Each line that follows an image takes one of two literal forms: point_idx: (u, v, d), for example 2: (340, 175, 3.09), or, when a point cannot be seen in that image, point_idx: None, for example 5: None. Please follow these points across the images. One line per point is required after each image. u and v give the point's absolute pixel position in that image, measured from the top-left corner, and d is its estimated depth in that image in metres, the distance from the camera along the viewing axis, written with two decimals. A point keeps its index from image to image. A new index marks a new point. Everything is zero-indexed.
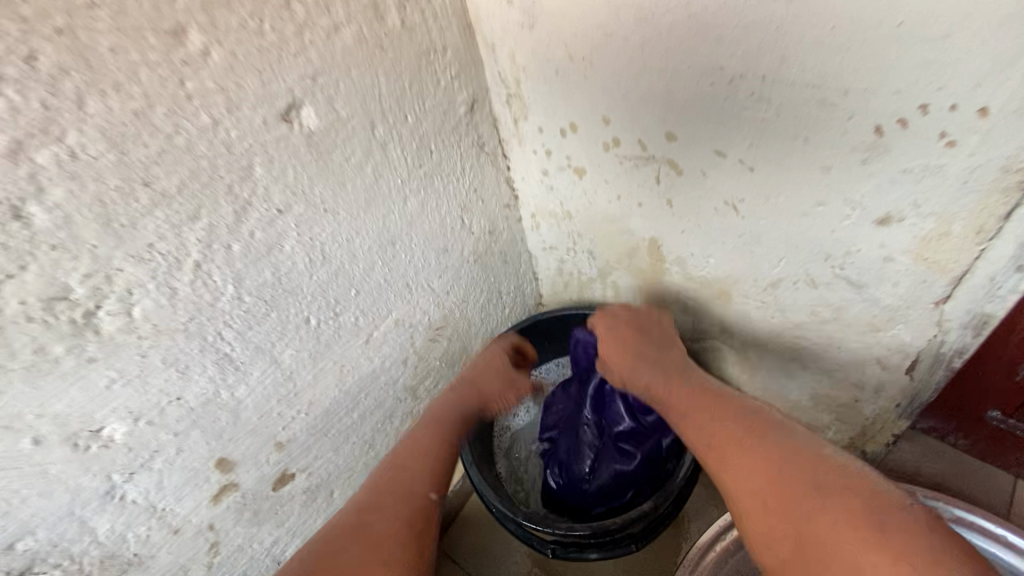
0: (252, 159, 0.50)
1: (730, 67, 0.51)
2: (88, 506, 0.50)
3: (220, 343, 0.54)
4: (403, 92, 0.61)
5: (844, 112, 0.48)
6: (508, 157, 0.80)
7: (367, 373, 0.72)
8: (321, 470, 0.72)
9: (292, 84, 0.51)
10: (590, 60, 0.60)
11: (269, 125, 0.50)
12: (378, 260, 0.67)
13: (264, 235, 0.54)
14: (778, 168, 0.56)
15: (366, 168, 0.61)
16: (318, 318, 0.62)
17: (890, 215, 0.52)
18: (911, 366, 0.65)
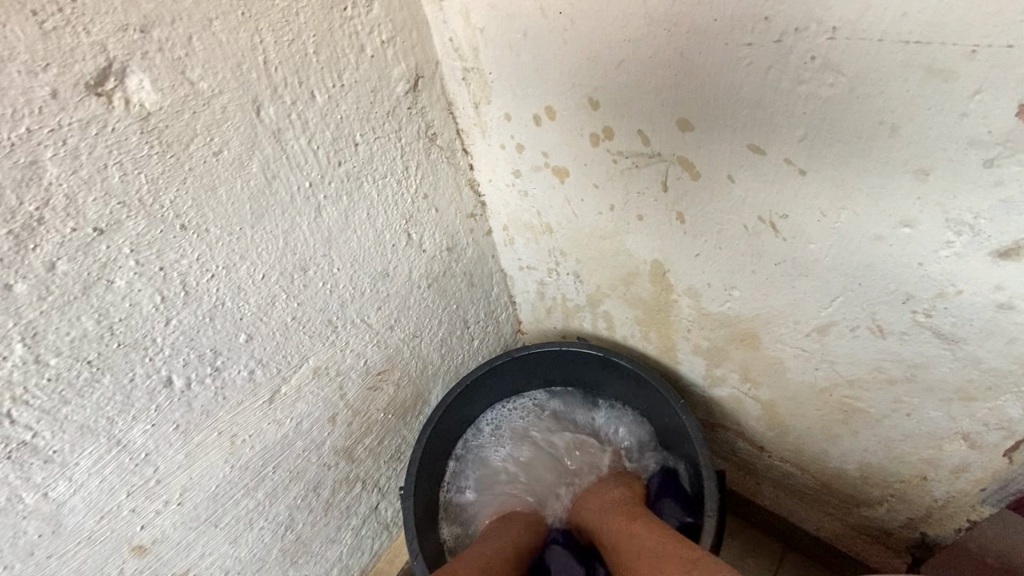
0: (37, 154, 0.32)
1: (781, 16, 0.33)
2: None
3: (11, 428, 0.36)
4: (306, 60, 0.43)
5: (966, 82, 0.30)
6: (469, 153, 0.62)
7: (275, 441, 0.54)
8: (213, 569, 0.54)
9: (105, 37, 0.33)
10: (571, 16, 0.42)
11: (65, 100, 0.32)
12: (281, 294, 0.49)
13: (76, 269, 0.36)
14: (842, 172, 0.38)
15: (251, 167, 0.43)
16: (185, 377, 0.44)
17: (1021, 245, 0.34)
18: (1014, 446, 0.47)
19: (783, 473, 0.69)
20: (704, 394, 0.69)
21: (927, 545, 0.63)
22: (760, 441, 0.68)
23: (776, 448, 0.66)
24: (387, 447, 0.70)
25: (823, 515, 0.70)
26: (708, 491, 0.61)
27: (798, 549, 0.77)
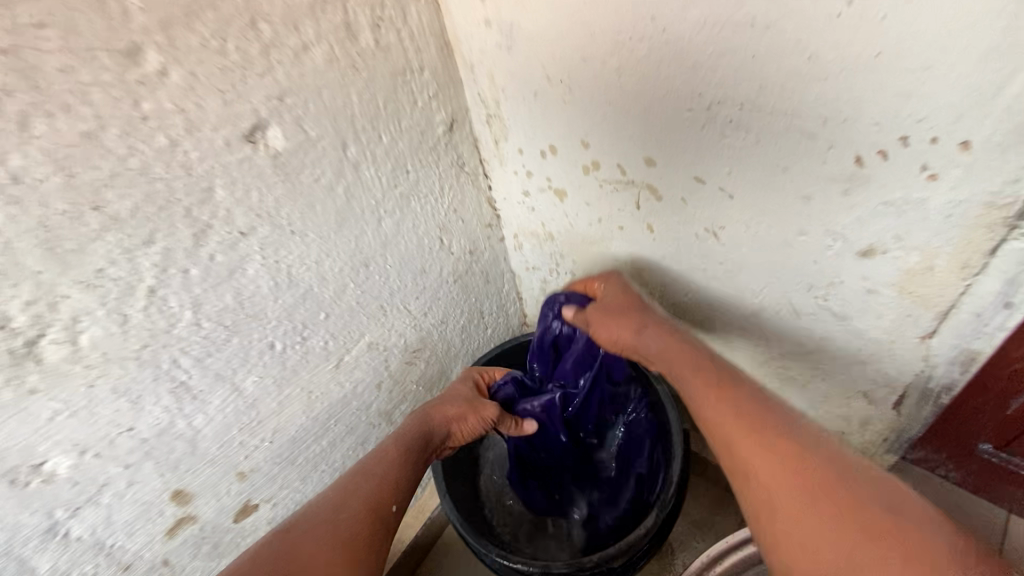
0: (213, 182, 0.49)
1: (708, 93, 0.50)
2: (28, 544, 0.47)
3: (176, 370, 0.52)
4: (377, 112, 0.60)
5: (822, 141, 0.47)
6: (489, 177, 0.79)
7: (338, 399, 0.70)
8: (287, 500, 0.69)
9: (258, 104, 0.50)
10: (569, 82, 0.59)
11: (232, 146, 0.49)
12: (350, 283, 0.65)
13: (226, 259, 0.52)
14: (757, 197, 0.55)
15: (337, 190, 0.59)
16: (283, 343, 0.60)
17: (874, 247, 0.51)
18: (899, 400, 0.63)
19: None
20: None
21: None
22: None
23: None
24: None
25: None
26: (677, 455, 0.73)
27: None
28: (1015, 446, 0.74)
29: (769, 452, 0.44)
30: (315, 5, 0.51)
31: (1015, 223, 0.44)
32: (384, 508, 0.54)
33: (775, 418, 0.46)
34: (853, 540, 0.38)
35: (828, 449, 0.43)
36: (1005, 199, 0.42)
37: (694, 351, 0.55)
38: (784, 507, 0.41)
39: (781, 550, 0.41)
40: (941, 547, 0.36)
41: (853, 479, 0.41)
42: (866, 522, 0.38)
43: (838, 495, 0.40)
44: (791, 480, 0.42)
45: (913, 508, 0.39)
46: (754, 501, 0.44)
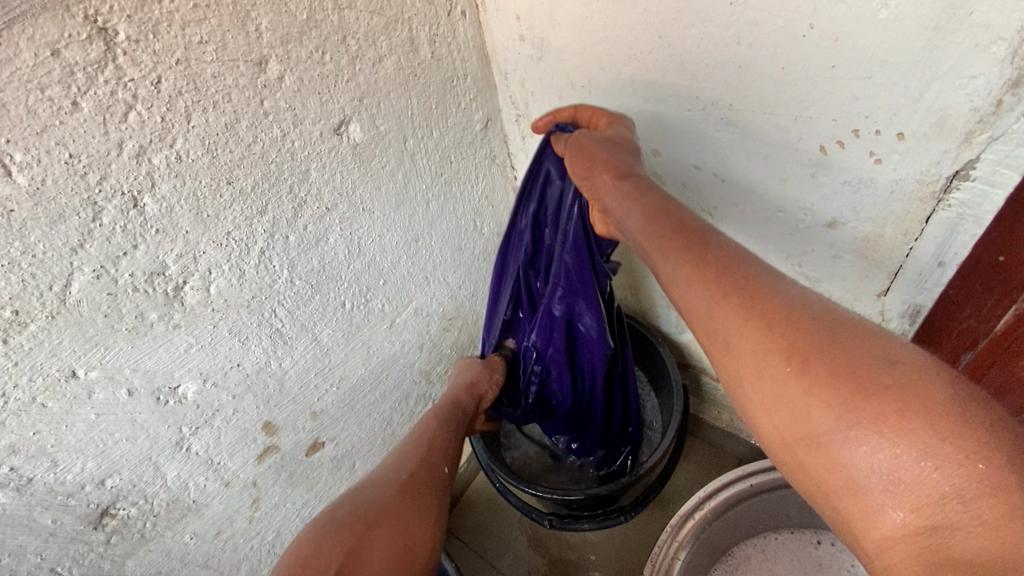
0: (309, 166, 0.61)
1: (704, 96, 0.62)
2: (162, 453, 0.59)
3: (274, 319, 0.64)
4: (430, 111, 0.72)
5: (794, 134, 0.59)
6: (515, 168, 0.92)
7: (389, 355, 0.82)
8: (347, 441, 0.81)
9: (344, 104, 0.62)
10: (589, 87, 0.71)
11: (325, 137, 0.61)
12: (404, 255, 0.77)
13: (315, 229, 0.64)
14: (743, 180, 0.67)
15: (398, 175, 0.71)
16: (352, 303, 0.72)
17: (836, 220, 0.64)
18: None
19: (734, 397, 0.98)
20: (677, 339, 0.97)
21: None
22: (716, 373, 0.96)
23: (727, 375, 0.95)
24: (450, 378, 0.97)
25: None
26: (676, 414, 0.86)
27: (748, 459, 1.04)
28: None
29: (753, 324, 0.43)
30: (388, 25, 0.63)
31: (941, 197, 0.56)
32: (437, 468, 0.65)
33: (754, 285, 0.45)
34: (842, 403, 0.38)
35: (813, 311, 0.42)
36: (932, 177, 0.55)
37: (665, 213, 0.54)
38: (770, 378, 0.41)
39: (770, 419, 0.42)
40: (942, 398, 0.35)
41: (845, 341, 0.40)
42: (857, 384, 0.37)
43: (829, 362, 0.39)
44: (777, 352, 0.41)
45: (910, 363, 0.37)
46: (741, 373, 0.44)
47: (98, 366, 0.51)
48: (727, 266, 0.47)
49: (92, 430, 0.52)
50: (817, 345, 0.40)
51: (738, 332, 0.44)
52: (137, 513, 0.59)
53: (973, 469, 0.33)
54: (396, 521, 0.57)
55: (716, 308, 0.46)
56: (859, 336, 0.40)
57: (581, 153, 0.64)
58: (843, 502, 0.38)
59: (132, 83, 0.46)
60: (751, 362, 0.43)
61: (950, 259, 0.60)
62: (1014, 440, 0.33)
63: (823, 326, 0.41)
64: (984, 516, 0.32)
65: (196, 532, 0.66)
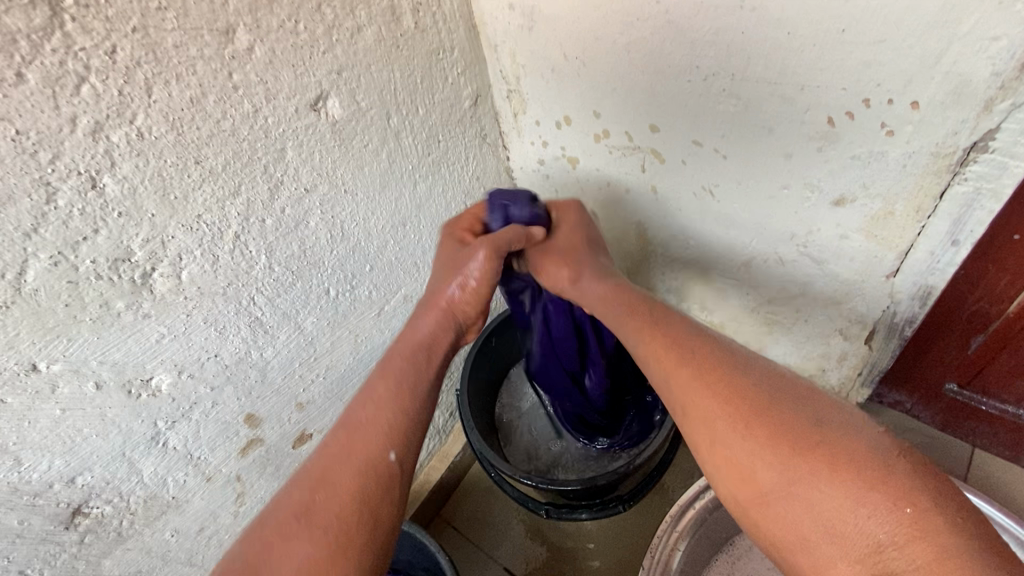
0: (285, 144, 0.57)
1: (705, 66, 0.59)
2: (137, 449, 0.56)
3: (253, 307, 0.61)
4: (415, 86, 0.68)
5: (801, 105, 0.56)
6: (507, 148, 0.88)
7: (378, 344, 0.79)
8: None
9: (321, 77, 0.58)
10: (584, 58, 0.67)
11: (301, 113, 0.58)
12: (391, 240, 0.74)
13: (293, 212, 0.61)
14: (746, 156, 0.64)
15: (382, 154, 0.68)
16: (337, 290, 0.69)
17: (844, 197, 0.60)
18: (869, 335, 0.73)
19: None
20: None
21: None
22: None
23: None
24: None
25: None
26: None
27: None
28: (978, 384, 0.83)
29: (701, 387, 0.45)
30: None
31: (958, 170, 0.52)
32: (364, 475, 0.46)
33: (704, 347, 0.48)
34: (785, 463, 0.40)
35: (755, 372, 0.45)
36: (949, 149, 0.51)
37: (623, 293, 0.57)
38: (721, 439, 0.43)
39: (725, 478, 0.43)
40: (866, 449, 0.39)
41: (783, 400, 0.42)
42: (794, 444, 0.40)
43: (773, 421, 0.41)
44: (725, 414, 0.43)
45: (839, 418, 0.41)
46: (695, 437, 0.45)
47: (61, 359, 0.48)
48: (675, 334, 0.50)
49: (58, 427, 0.50)
50: (760, 405, 0.42)
51: (689, 394, 0.45)
52: (112, 511, 0.57)
53: (903, 514, 0.36)
54: (291, 553, 0.42)
55: (668, 375, 0.48)
56: (794, 393, 0.43)
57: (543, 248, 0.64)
58: (798, 556, 0.39)
59: (83, 53, 0.42)
60: (703, 426, 0.44)
61: (964, 238, 0.58)
62: (932, 484, 0.37)
63: (765, 385, 0.44)
64: (918, 560, 0.35)
65: (177, 529, 0.64)
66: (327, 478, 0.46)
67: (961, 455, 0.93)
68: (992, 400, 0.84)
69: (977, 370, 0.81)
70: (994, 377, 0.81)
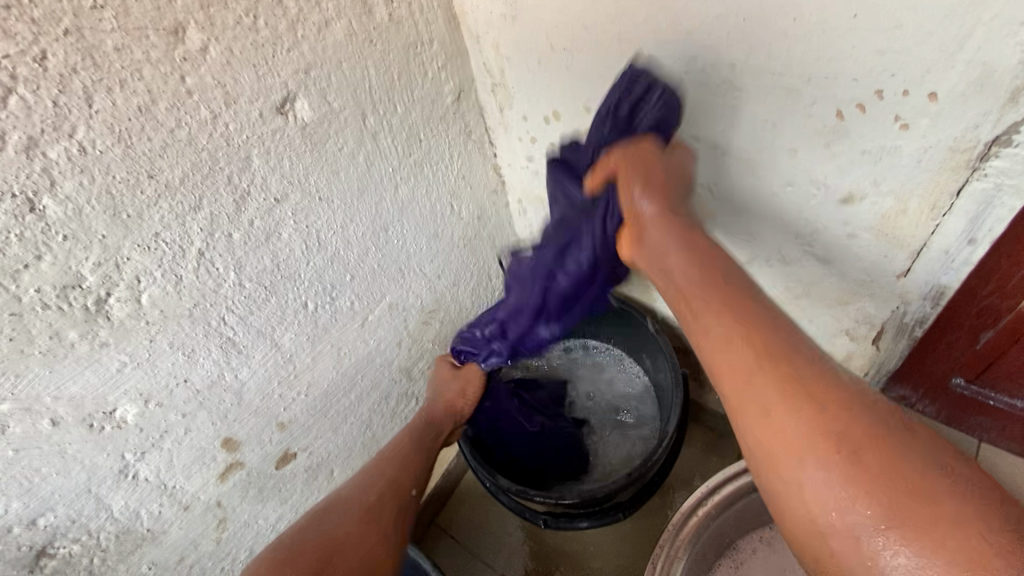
0: (250, 152, 0.53)
1: (702, 56, 0.54)
2: (104, 484, 0.53)
3: (224, 327, 0.57)
4: (392, 82, 0.64)
5: (807, 98, 0.52)
6: (494, 144, 0.83)
7: (363, 355, 0.75)
8: (322, 449, 0.75)
9: (287, 78, 0.53)
10: (572, 49, 0.63)
11: (266, 117, 0.53)
12: (372, 246, 0.70)
13: (263, 224, 0.56)
14: (747, 152, 0.59)
15: (358, 157, 0.63)
16: (315, 303, 0.65)
17: (853, 194, 0.56)
18: (877, 335, 0.69)
19: None
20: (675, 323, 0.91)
21: None
22: None
23: None
24: (433, 372, 0.91)
25: None
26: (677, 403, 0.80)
27: None
28: (986, 378, 0.80)
29: (808, 408, 0.39)
30: None
31: (978, 165, 0.48)
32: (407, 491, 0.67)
33: (804, 360, 0.42)
34: (890, 500, 0.36)
35: (864, 401, 0.40)
36: (968, 143, 0.47)
37: (715, 275, 0.48)
38: (821, 466, 0.38)
39: (807, 505, 0.39)
40: (985, 510, 0.35)
41: (900, 436, 0.38)
42: (912, 486, 0.36)
43: (883, 449, 0.37)
44: (834, 441, 0.38)
45: (952, 469, 0.37)
46: (776, 449, 0.40)
47: (9, 398, 0.44)
48: (777, 338, 0.43)
49: (12, 468, 0.46)
50: (871, 439, 0.38)
51: (789, 409, 0.40)
52: (81, 549, 0.53)
53: None
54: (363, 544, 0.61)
55: (760, 385, 0.41)
56: (905, 432, 0.38)
57: (637, 163, 0.56)
58: None
59: (8, 60, 0.37)
60: (796, 448, 0.39)
61: (982, 236, 0.54)
62: None
63: (876, 419, 0.39)
64: None
65: (154, 562, 0.61)
66: (379, 495, 0.65)
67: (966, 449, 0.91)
68: (1002, 395, 0.81)
69: (987, 366, 0.78)
70: (1004, 373, 0.78)
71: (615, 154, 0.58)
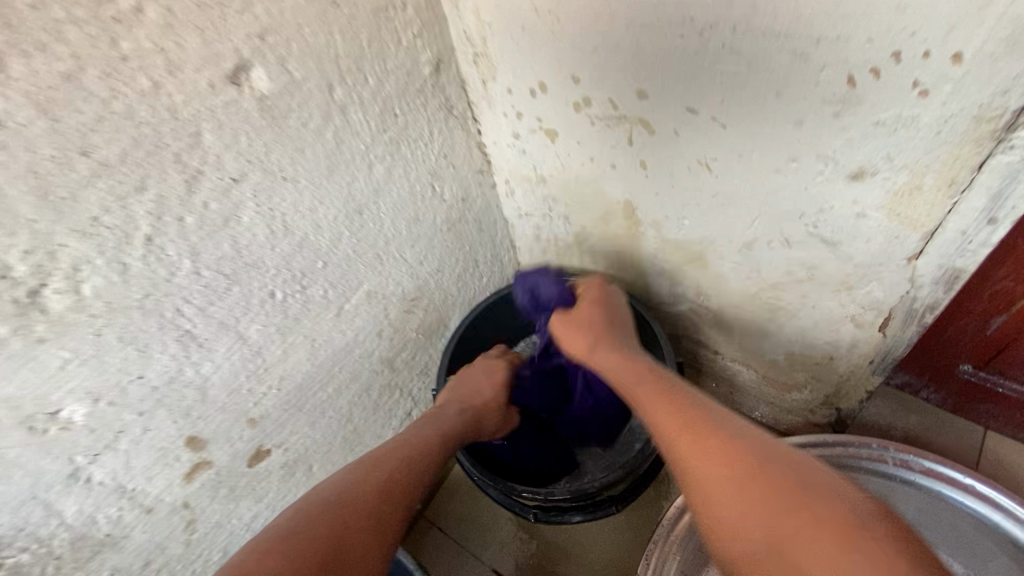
0: (200, 126, 0.48)
1: (700, 17, 0.49)
2: (53, 489, 0.49)
3: (180, 319, 0.53)
4: (361, 50, 0.58)
5: (815, 63, 0.47)
6: (478, 121, 0.78)
7: (340, 347, 0.71)
8: (299, 445, 0.71)
9: (239, 43, 0.48)
10: (558, 14, 0.58)
11: (217, 88, 0.48)
12: (345, 231, 0.65)
13: (220, 207, 0.52)
14: (748, 124, 0.55)
15: (325, 134, 0.58)
16: (283, 292, 0.61)
17: (863, 169, 0.51)
18: (885, 323, 0.65)
19: (736, 371, 0.88)
20: (672, 310, 0.86)
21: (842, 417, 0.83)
22: (716, 345, 0.86)
23: (728, 348, 0.85)
24: (418, 362, 0.87)
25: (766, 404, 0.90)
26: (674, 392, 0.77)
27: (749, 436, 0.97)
28: (996, 364, 0.77)
29: (710, 443, 0.43)
30: None
31: (1003, 136, 0.44)
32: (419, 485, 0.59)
33: (710, 411, 0.47)
34: (775, 515, 0.38)
35: (769, 442, 0.43)
36: (995, 111, 0.43)
37: (659, 380, 0.55)
38: (718, 494, 0.41)
39: (713, 526, 0.41)
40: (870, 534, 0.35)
41: (795, 464, 0.40)
42: (793, 485, 0.38)
43: (770, 473, 0.39)
44: (726, 465, 0.41)
45: (846, 497, 0.38)
46: (685, 459, 0.44)
47: None
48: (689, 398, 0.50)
49: None
50: (764, 466, 0.40)
51: (696, 450, 0.44)
52: (31, 558, 0.50)
53: None
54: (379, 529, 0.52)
55: (676, 434, 0.46)
56: (810, 473, 0.40)
57: (576, 313, 0.70)
58: None
59: None
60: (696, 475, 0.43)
61: (1004, 216, 0.49)
62: None
63: (776, 457, 0.41)
64: None
65: (117, 567, 0.58)
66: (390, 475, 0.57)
67: (971, 439, 0.87)
68: (1012, 382, 0.77)
69: (997, 352, 0.74)
70: (1016, 359, 0.74)
71: (586, 286, 0.74)
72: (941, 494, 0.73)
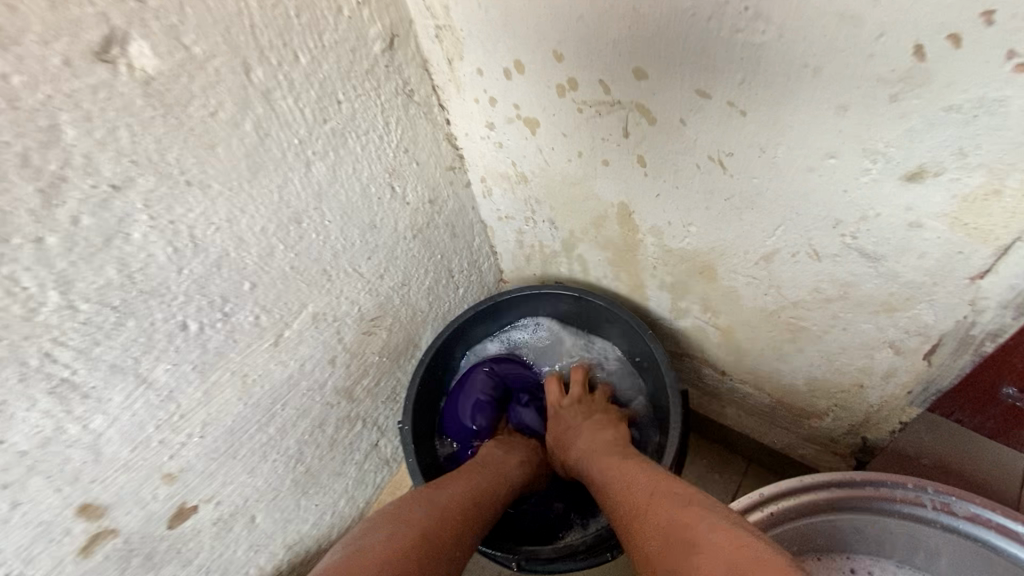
0: (56, 117, 0.36)
1: None
2: None
3: (52, 366, 0.41)
4: (287, 20, 0.46)
5: (871, 29, 0.35)
6: (445, 109, 0.66)
7: (282, 380, 0.60)
8: (235, 496, 0.60)
9: (107, 7, 0.36)
10: None
11: (78, 66, 0.36)
12: (279, 244, 0.53)
13: (96, 222, 0.40)
14: (773, 110, 0.43)
15: (244, 126, 0.46)
16: (199, 322, 0.49)
17: (923, 169, 0.40)
18: (931, 350, 0.54)
19: (745, 394, 0.77)
20: (671, 326, 0.76)
21: (867, 448, 0.72)
22: (723, 366, 0.75)
23: (736, 369, 0.74)
24: (383, 389, 0.76)
25: (779, 430, 0.79)
26: (676, 424, 0.68)
27: (758, 462, 0.87)
28: None
29: (635, 476, 0.56)
30: None
31: None
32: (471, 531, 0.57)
33: (644, 468, 0.58)
34: (676, 533, 0.45)
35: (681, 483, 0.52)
36: None
37: (610, 451, 0.65)
38: (640, 518, 0.50)
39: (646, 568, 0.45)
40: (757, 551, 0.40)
41: (670, 485, 0.52)
42: (686, 526, 0.45)
43: (671, 495, 0.50)
44: (642, 493, 0.53)
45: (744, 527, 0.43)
46: (627, 505, 0.53)
47: None
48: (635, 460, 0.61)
49: None
50: (674, 502, 0.49)
51: (624, 486, 0.56)
52: None
53: None
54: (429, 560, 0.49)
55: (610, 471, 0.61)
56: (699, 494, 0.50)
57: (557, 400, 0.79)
58: None
59: None
60: (639, 527, 0.49)
61: None
62: None
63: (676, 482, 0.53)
64: None
65: None
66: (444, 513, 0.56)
67: None
68: None
69: None
70: None
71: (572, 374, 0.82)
72: (992, 545, 0.60)
